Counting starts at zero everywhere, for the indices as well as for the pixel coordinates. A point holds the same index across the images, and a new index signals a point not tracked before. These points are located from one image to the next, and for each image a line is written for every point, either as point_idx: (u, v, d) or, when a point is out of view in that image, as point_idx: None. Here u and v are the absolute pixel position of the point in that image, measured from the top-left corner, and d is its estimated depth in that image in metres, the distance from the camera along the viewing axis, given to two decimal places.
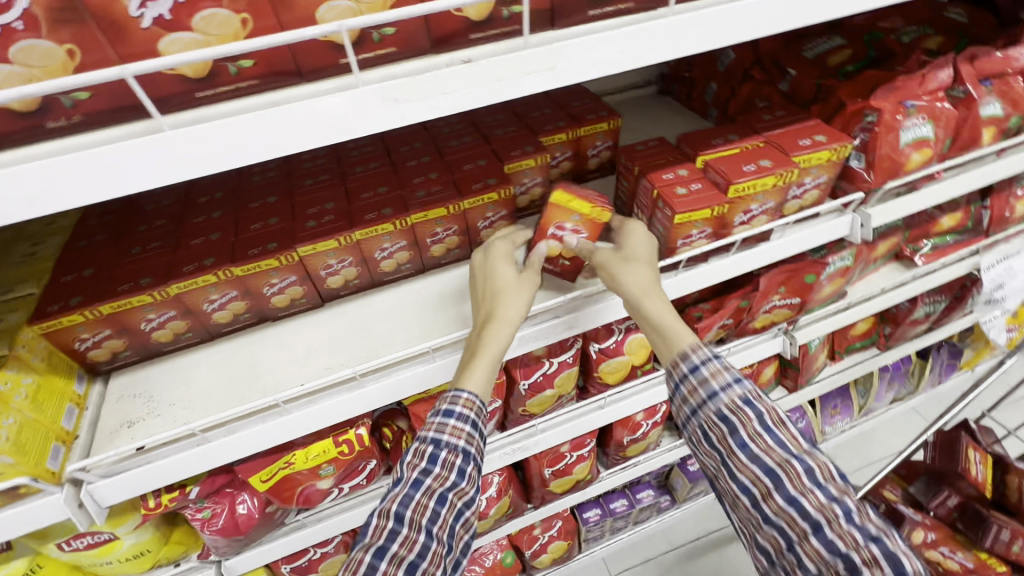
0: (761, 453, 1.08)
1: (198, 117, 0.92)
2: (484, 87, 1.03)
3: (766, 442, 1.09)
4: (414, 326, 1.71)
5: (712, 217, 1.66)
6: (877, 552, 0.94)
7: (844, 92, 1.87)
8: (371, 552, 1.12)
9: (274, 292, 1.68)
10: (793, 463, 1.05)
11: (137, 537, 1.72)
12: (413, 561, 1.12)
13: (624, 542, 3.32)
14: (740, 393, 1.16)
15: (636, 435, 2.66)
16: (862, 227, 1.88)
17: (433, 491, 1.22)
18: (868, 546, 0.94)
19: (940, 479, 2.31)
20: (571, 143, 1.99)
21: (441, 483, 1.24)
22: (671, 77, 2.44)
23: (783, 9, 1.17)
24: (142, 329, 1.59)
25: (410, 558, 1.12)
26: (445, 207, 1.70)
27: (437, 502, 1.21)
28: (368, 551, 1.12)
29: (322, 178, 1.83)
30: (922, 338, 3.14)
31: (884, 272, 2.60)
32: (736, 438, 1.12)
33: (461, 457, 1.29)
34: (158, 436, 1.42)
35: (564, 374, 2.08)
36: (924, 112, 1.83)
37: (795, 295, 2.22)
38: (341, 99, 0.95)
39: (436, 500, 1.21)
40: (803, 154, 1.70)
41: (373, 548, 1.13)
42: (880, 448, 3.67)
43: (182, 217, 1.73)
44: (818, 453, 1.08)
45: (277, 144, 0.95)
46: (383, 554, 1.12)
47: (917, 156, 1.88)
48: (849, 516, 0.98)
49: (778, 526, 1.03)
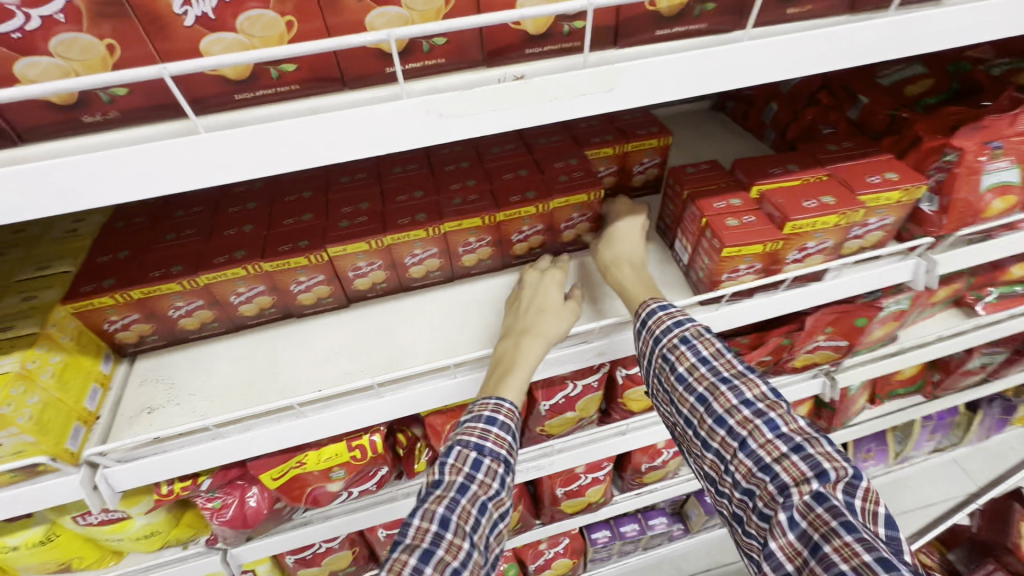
0: (694, 382, 1.12)
1: (234, 120, 0.88)
2: (535, 106, 0.96)
3: (699, 371, 1.13)
4: (438, 337, 1.66)
5: (764, 253, 1.55)
6: (798, 460, 0.97)
7: (921, 127, 1.72)
8: (417, 553, 1.07)
9: (301, 289, 1.66)
10: (720, 388, 1.09)
11: (149, 518, 1.74)
12: (456, 567, 1.07)
13: (632, 566, 3.22)
14: (677, 332, 1.19)
15: (655, 462, 2.56)
16: (928, 273, 1.75)
17: (478, 498, 1.19)
18: (790, 456, 0.98)
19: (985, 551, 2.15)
20: (617, 158, 1.90)
21: (485, 490, 1.21)
22: (728, 94, 2.31)
23: (872, 39, 1.06)
24: (170, 315, 1.59)
25: (454, 564, 1.07)
26: (480, 218, 1.64)
27: (479, 511, 1.18)
28: (414, 551, 1.07)
29: (358, 176, 1.79)
30: (975, 390, 2.92)
31: (941, 318, 2.42)
32: (675, 373, 1.16)
33: (503, 465, 1.27)
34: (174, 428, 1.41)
35: (587, 398, 2.01)
36: (1012, 156, 1.66)
37: (842, 338, 2.08)
38: (382, 111, 0.89)
39: (479, 507, 1.18)
40: (871, 192, 1.56)
41: (419, 550, 1.07)
42: (915, 501, 3.45)
43: (219, 205, 1.73)
44: (750, 375, 1.12)
45: (313, 153, 0.90)
46: (430, 556, 1.06)
47: (997, 203, 1.72)
48: (772, 428, 1.03)
49: (715, 451, 1.08)
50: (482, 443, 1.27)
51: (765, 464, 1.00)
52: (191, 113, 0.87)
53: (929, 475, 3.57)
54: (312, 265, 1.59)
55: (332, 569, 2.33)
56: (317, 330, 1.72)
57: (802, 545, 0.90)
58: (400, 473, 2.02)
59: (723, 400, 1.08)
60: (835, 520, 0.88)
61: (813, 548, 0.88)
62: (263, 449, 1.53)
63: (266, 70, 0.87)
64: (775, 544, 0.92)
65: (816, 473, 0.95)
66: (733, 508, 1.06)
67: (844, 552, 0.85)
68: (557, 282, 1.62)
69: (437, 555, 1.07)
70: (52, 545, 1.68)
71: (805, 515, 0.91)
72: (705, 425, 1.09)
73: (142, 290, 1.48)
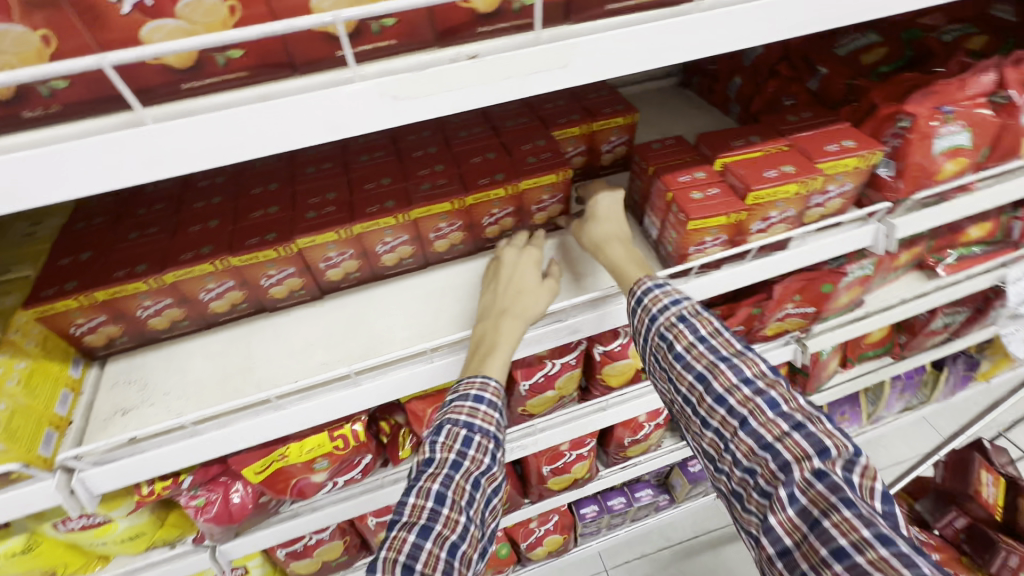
0: (693, 361, 1.14)
1: (183, 109, 0.86)
2: (489, 85, 0.96)
3: (697, 349, 1.15)
4: (413, 323, 1.67)
5: (728, 225, 1.58)
6: (800, 437, 0.98)
7: (876, 95, 1.77)
8: (417, 530, 1.10)
9: (273, 283, 1.64)
10: (719, 365, 1.11)
11: (132, 520, 1.74)
12: (455, 542, 1.12)
13: (622, 538, 3.30)
14: (676, 311, 1.21)
15: (638, 436, 2.62)
16: (887, 238, 1.79)
17: (471, 474, 1.22)
18: (791, 434, 0.99)
19: (949, 499, 2.26)
20: (584, 137, 1.91)
21: (477, 466, 1.24)
22: (693, 69, 2.33)
23: (819, 7, 1.08)
24: (138, 315, 1.56)
25: (453, 539, 1.12)
26: (449, 202, 1.64)
27: (473, 487, 1.21)
28: (415, 529, 1.11)
29: (324, 166, 1.77)
30: (940, 349, 3.04)
31: (905, 281, 2.50)
32: (673, 352, 1.18)
33: (492, 440, 1.30)
34: (149, 427, 1.40)
35: (566, 376, 2.05)
36: (962, 119, 1.71)
37: (810, 305, 2.15)
38: (334, 96, 0.89)
39: (473, 484, 1.21)
40: (829, 160, 1.60)
41: (419, 527, 1.11)
42: (887, 458, 3.60)
43: (182, 201, 1.69)
44: (750, 355, 1.14)
45: (266, 141, 0.89)
46: (430, 533, 1.10)
47: (950, 166, 1.78)
48: (772, 405, 1.04)
49: (715, 430, 1.09)
50: (472, 422, 1.29)
51: (767, 442, 1.01)
52: (140, 106, 0.85)
53: (899, 433, 3.72)
54: (282, 258, 1.58)
55: (324, 560, 2.35)
56: (291, 322, 1.71)
57: (801, 521, 0.91)
58: (385, 461, 2.04)
59: (723, 378, 1.09)
60: (835, 495, 0.89)
61: (812, 522, 0.90)
62: (243, 444, 1.52)
63: (214, 58, 0.85)
64: (775, 520, 0.94)
65: (817, 449, 0.95)
66: (732, 486, 1.07)
67: (844, 526, 0.87)
68: (533, 261, 1.62)
69: (437, 532, 1.11)
70: (33, 554, 1.65)
71: (805, 490, 0.92)
72: (704, 404, 1.11)
73: (107, 292, 1.45)
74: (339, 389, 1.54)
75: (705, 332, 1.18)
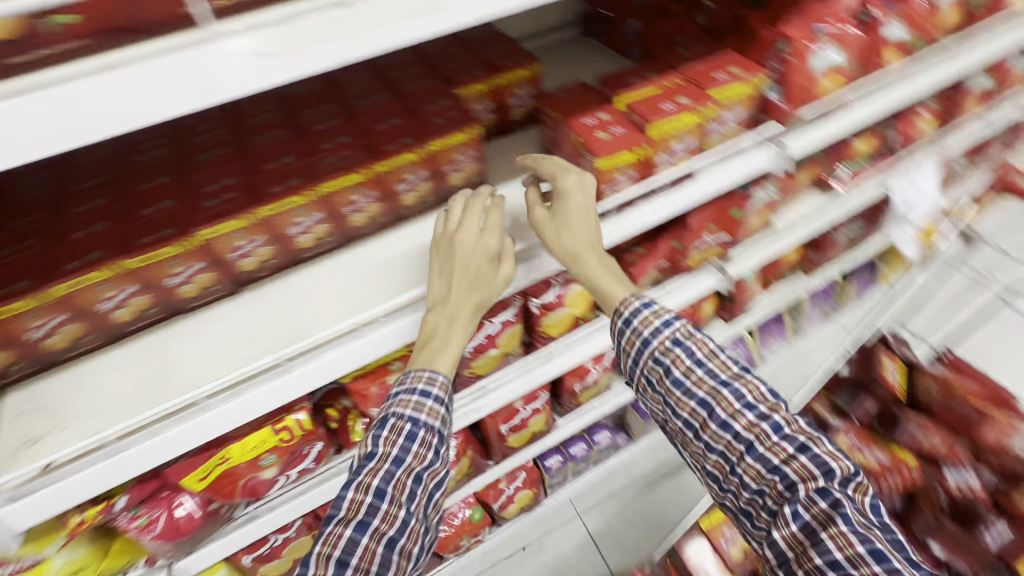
0: (694, 387, 1.24)
1: (16, 86, 0.77)
2: (363, 34, 0.93)
3: (695, 375, 1.25)
4: (339, 303, 1.62)
5: (636, 160, 1.64)
6: (805, 460, 1.12)
7: (755, 22, 1.86)
8: (354, 528, 1.11)
9: (179, 283, 1.54)
10: (722, 391, 1.21)
11: (69, 556, 1.57)
12: (392, 537, 1.12)
13: (590, 483, 3.41)
14: (669, 335, 1.29)
15: (587, 381, 2.74)
16: (782, 156, 1.88)
17: (413, 471, 1.20)
18: (796, 456, 1.13)
19: (859, 386, 2.52)
20: (490, 94, 1.89)
21: (418, 464, 1.22)
22: (591, 16, 2.34)
23: None
24: (30, 337, 1.40)
25: (390, 534, 1.13)
26: (359, 171, 1.59)
27: (410, 485, 1.19)
28: (350, 530, 1.11)
29: (218, 152, 1.65)
30: (845, 260, 3.33)
31: (805, 200, 2.67)
32: (671, 377, 1.27)
33: (434, 438, 1.27)
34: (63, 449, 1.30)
35: (506, 333, 2.12)
36: (834, 38, 1.84)
37: (724, 231, 2.30)
38: (196, 58, 0.83)
39: (414, 479, 1.20)
40: (718, 88, 1.68)
41: (356, 525, 1.12)
42: (811, 364, 3.94)
43: (60, 209, 1.53)
44: (748, 376, 1.25)
45: (125, 115, 0.82)
46: (366, 532, 1.11)
47: (827, 83, 1.90)
48: (776, 430, 1.16)
49: (719, 452, 1.21)
50: (416, 419, 1.26)
51: (774, 465, 1.14)
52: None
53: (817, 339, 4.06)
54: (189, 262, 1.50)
55: (294, 559, 2.31)
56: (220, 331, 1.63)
57: (803, 535, 1.08)
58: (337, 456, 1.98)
59: (726, 404, 1.20)
60: (834, 513, 1.05)
61: (813, 537, 1.06)
62: (169, 445, 1.50)
63: (37, 24, 0.77)
64: (780, 534, 1.11)
65: (822, 471, 1.10)
66: (741, 504, 1.21)
67: (840, 540, 1.03)
68: (492, 244, 1.40)
69: (371, 529, 1.12)
70: None
71: (808, 508, 1.08)
72: (709, 429, 1.22)
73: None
74: (265, 389, 1.48)
75: (700, 354, 1.27)
